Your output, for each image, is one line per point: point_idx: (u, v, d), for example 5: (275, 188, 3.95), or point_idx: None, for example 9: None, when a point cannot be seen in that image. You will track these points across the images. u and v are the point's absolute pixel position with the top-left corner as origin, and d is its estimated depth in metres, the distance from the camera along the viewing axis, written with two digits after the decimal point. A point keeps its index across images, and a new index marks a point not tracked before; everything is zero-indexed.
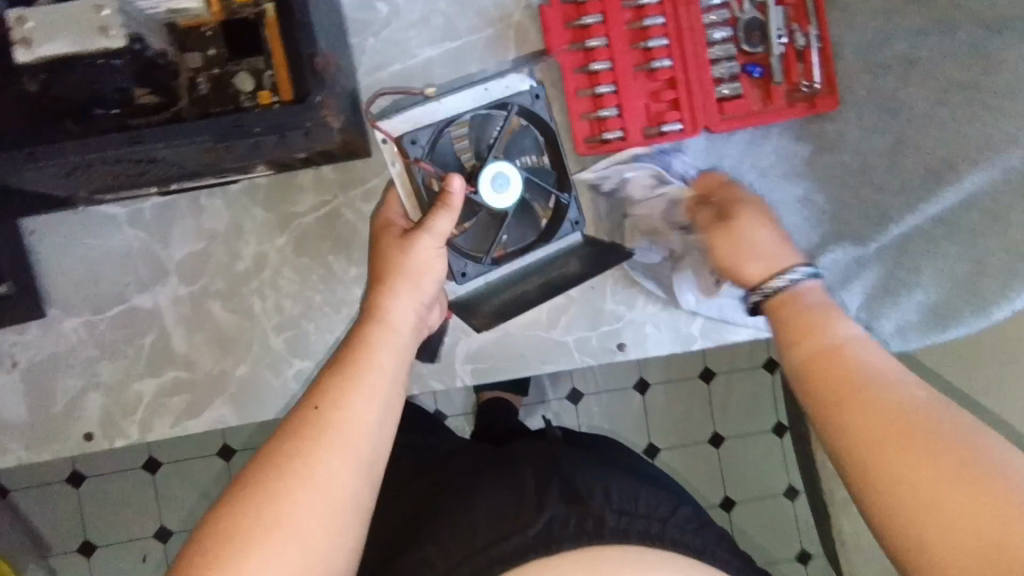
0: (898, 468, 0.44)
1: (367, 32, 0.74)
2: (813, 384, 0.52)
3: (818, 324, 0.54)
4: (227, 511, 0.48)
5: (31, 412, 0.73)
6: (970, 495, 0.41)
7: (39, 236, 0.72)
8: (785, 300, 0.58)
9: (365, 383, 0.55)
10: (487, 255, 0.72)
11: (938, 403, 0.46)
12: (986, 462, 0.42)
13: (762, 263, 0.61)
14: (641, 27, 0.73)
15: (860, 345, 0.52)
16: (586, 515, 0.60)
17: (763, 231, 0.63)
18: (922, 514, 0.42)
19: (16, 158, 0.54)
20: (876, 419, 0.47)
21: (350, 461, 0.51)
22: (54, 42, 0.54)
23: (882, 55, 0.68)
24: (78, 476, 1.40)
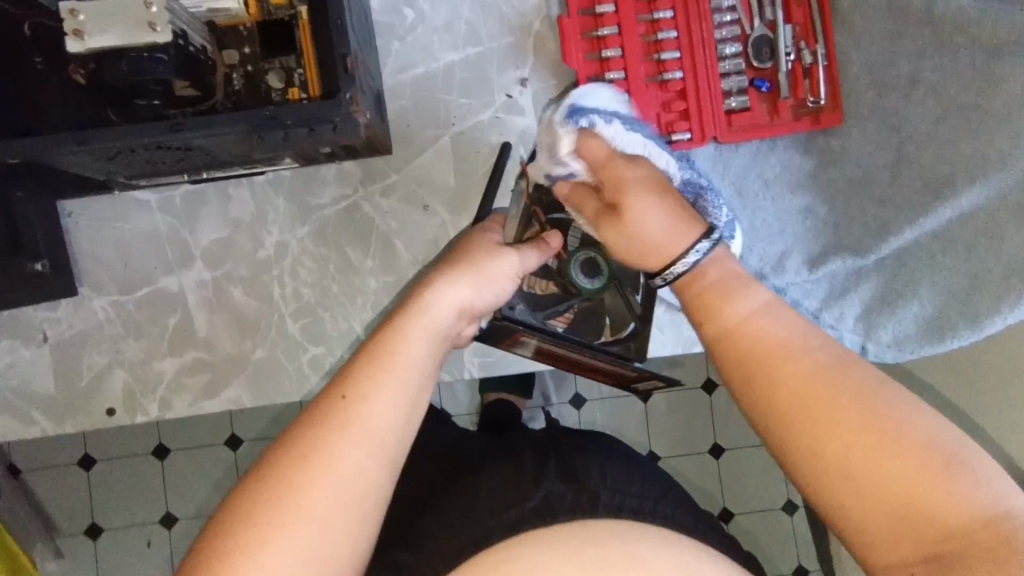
0: (836, 439, 0.44)
1: (394, 36, 0.78)
2: (735, 360, 0.50)
3: (720, 303, 0.52)
4: (250, 496, 0.50)
5: (58, 385, 0.77)
6: (880, 462, 0.43)
7: (75, 218, 0.76)
8: (694, 280, 0.55)
9: (393, 378, 0.56)
10: (540, 317, 0.75)
11: (841, 364, 0.47)
12: (894, 428, 0.43)
13: (657, 256, 0.57)
14: (654, 40, 0.77)
15: (762, 318, 0.50)
16: (582, 492, 0.64)
17: (646, 215, 0.58)
18: (865, 478, 0.43)
19: (64, 140, 0.58)
20: (789, 393, 0.47)
21: (372, 451, 0.53)
22: (106, 33, 0.58)
23: (885, 75, 0.71)
24: (89, 459, 1.44)
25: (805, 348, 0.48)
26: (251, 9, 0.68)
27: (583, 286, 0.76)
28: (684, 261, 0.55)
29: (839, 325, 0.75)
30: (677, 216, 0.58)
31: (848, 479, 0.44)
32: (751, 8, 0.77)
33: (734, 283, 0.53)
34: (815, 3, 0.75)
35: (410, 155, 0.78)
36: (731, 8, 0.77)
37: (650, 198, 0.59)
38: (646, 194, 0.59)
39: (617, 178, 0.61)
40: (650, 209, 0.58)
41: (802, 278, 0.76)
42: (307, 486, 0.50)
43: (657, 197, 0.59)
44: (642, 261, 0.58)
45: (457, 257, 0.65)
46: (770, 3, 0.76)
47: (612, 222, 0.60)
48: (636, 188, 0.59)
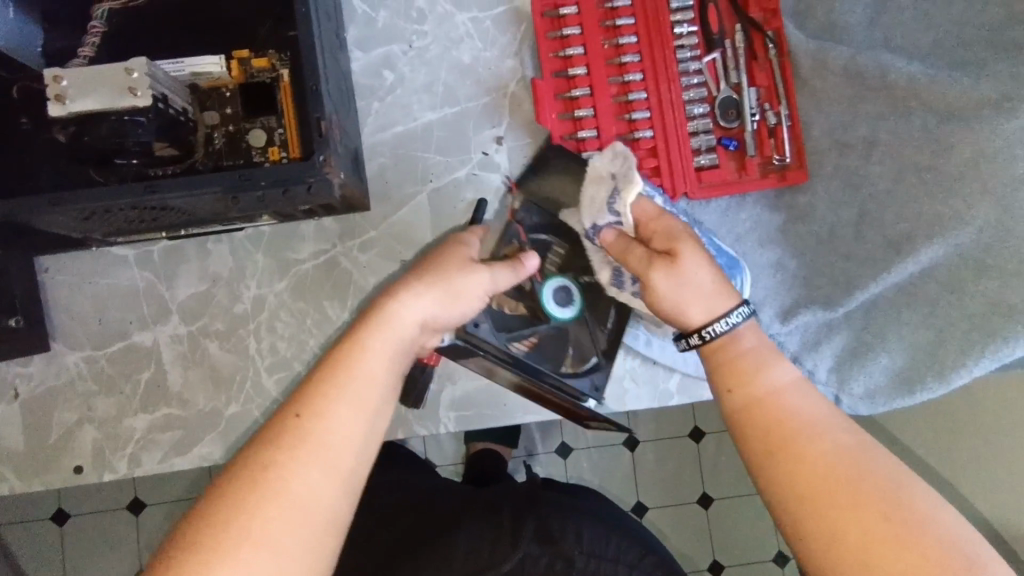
0: (868, 519, 0.49)
1: (373, 97, 0.81)
2: (765, 429, 0.55)
3: (752, 371, 0.58)
4: (196, 523, 0.49)
5: (26, 442, 0.76)
6: (892, 550, 0.48)
7: (52, 273, 0.77)
8: (721, 346, 0.60)
9: (354, 396, 0.56)
10: (504, 336, 0.76)
11: (868, 449, 0.52)
12: (909, 521, 0.48)
13: (701, 307, 0.61)
14: (626, 100, 0.80)
15: (791, 393, 0.56)
16: (556, 556, 0.76)
17: (700, 270, 0.61)
18: (884, 555, 0.48)
19: (39, 203, 0.59)
20: (812, 467, 0.52)
21: (327, 471, 0.53)
22: (88, 97, 0.59)
23: (845, 136, 0.73)
24: (62, 514, 1.40)
25: (825, 432, 0.53)
26: (233, 72, 0.72)
27: (556, 314, 0.77)
28: (725, 320, 0.60)
29: (812, 378, 0.76)
30: (722, 275, 0.62)
31: (865, 562, 0.48)
32: (716, 72, 0.81)
33: (765, 355, 0.59)
34: (776, 67, 0.78)
35: (388, 211, 0.80)
36: (698, 72, 0.81)
37: (700, 251, 0.62)
38: (697, 248, 0.62)
39: (665, 228, 0.64)
40: (703, 264, 0.61)
41: (776, 331, 0.76)
42: (265, 509, 0.50)
43: (682, 257, 0.61)
44: (682, 311, 0.62)
45: (427, 264, 0.66)
46: (734, 67, 0.80)
47: (667, 272, 0.61)
48: (686, 237, 0.63)
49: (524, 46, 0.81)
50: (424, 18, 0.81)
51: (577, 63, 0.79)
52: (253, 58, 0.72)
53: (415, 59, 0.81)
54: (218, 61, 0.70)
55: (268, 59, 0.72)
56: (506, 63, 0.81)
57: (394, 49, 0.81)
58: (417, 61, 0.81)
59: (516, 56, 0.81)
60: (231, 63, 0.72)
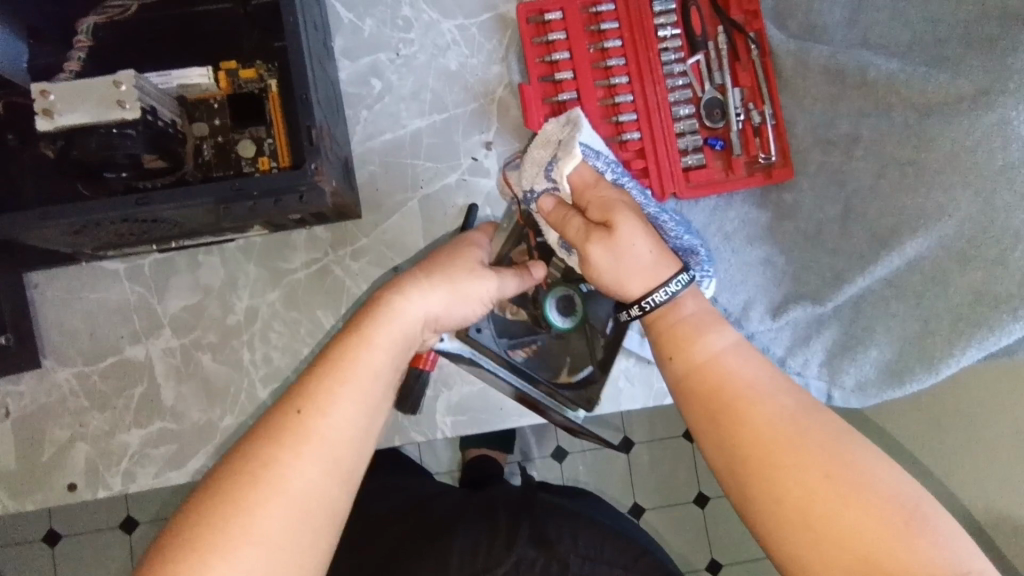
0: (811, 480, 0.49)
1: (362, 105, 0.81)
2: (705, 395, 0.55)
3: (691, 339, 0.58)
4: (190, 521, 0.50)
5: (18, 461, 0.75)
6: (834, 509, 0.48)
7: (41, 289, 0.76)
8: (661, 315, 0.61)
9: (358, 390, 0.56)
10: (501, 342, 0.80)
11: (807, 410, 0.52)
12: (848, 480, 0.49)
13: (640, 280, 0.61)
14: (612, 103, 0.81)
15: (731, 358, 0.56)
16: (552, 558, 0.78)
17: (635, 239, 0.60)
18: (825, 514, 0.48)
19: (29, 217, 0.58)
20: (753, 431, 0.52)
21: (326, 468, 0.53)
22: (76, 111, 0.59)
23: (828, 133, 0.75)
24: (53, 535, 1.38)
25: (764, 396, 0.53)
26: (221, 84, 0.73)
27: (557, 322, 0.79)
28: (665, 288, 0.60)
29: (804, 372, 0.78)
30: (661, 245, 0.61)
31: (808, 524, 0.49)
32: (700, 73, 0.82)
33: (703, 320, 0.59)
34: (759, 68, 0.80)
35: (379, 219, 0.80)
36: (683, 73, 0.82)
37: (637, 222, 0.61)
38: (633, 217, 0.61)
39: (600, 198, 0.64)
40: (639, 234, 0.61)
41: (766, 327, 0.78)
42: (264, 505, 0.50)
43: (618, 227, 0.61)
44: (622, 283, 0.61)
45: (430, 259, 0.66)
46: (717, 68, 0.81)
47: (603, 243, 0.61)
48: (622, 207, 0.62)
49: (510, 52, 0.82)
50: (410, 27, 0.81)
51: (564, 68, 0.81)
52: (240, 68, 0.73)
53: (402, 67, 0.82)
54: (206, 72, 0.70)
55: (255, 70, 0.73)
56: (493, 69, 0.82)
57: (382, 57, 0.81)
58: (404, 69, 0.82)
59: (502, 61, 0.82)
60: (218, 74, 0.72)
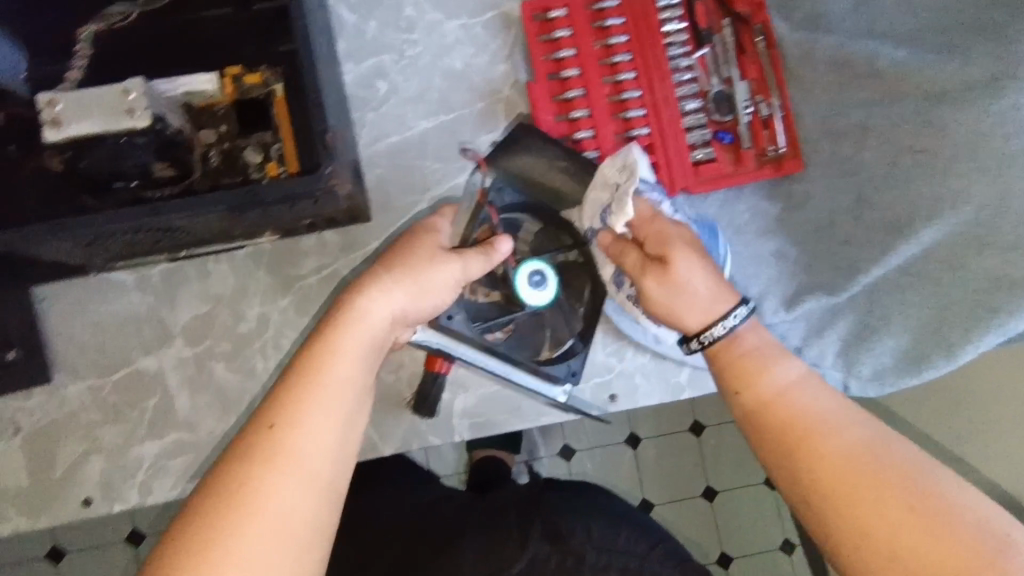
0: (888, 509, 0.52)
1: (367, 108, 0.80)
2: (776, 432, 0.59)
3: (759, 375, 0.62)
4: (172, 548, 0.50)
5: (31, 478, 0.74)
6: (916, 534, 0.50)
7: (49, 303, 0.75)
8: (723, 350, 0.65)
9: (327, 399, 0.57)
10: (477, 325, 0.76)
11: (880, 440, 0.55)
12: (927, 504, 0.51)
13: (697, 315, 0.65)
14: (620, 99, 0.80)
15: (798, 391, 0.60)
16: (565, 553, 0.78)
17: (694, 276, 0.65)
18: (905, 539, 0.51)
19: (40, 231, 0.57)
20: (825, 466, 0.55)
21: (303, 483, 0.54)
22: (83, 122, 0.58)
23: (837, 124, 0.75)
24: (59, 551, 1.36)
25: (834, 428, 0.56)
26: (227, 90, 0.72)
27: (532, 299, 0.75)
28: (723, 323, 0.64)
29: (820, 362, 0.78)
30: (717, 279, 0.66)
31: (889, 550, 0.51)
32: (707, 67, 0.82)
33: (771, 356, 0.63)
34: (766, 60, 0.80)
35: (389, 221, 0.79)
36: (688, 68, 0.82)
37: (692, 258, 0.66)
38: (691, 255, 0.66)
39: (658, 232, 0.67)
40: (694, 270, 0.65)
41: (781, 319, 0.78)
42: (245, 526, 0.51)
43: (674, 263, 0.65)
44: (680, 318, 0.66)
45: (393, 257, 0.65)
46: (724, 62, 0.81)
47: (659, 278, 0.66)
48: (679, 244, 0.66)
49: (515, 51, 0.82)
50: (414, 27, 0.81)
51: (570, 65, 0.80)
52: (245, 74, 0.72)
53: (407, 68, 0.81)
54: (212, 78, 0.70)
55: (260, 75, 0.72)
56: (498, 68, 0.82)
57: (386, 59, 0.81)
58: (409, 70, 0.81)
59: (508, 60, 0.82)
60: (224, 80, 0.72)
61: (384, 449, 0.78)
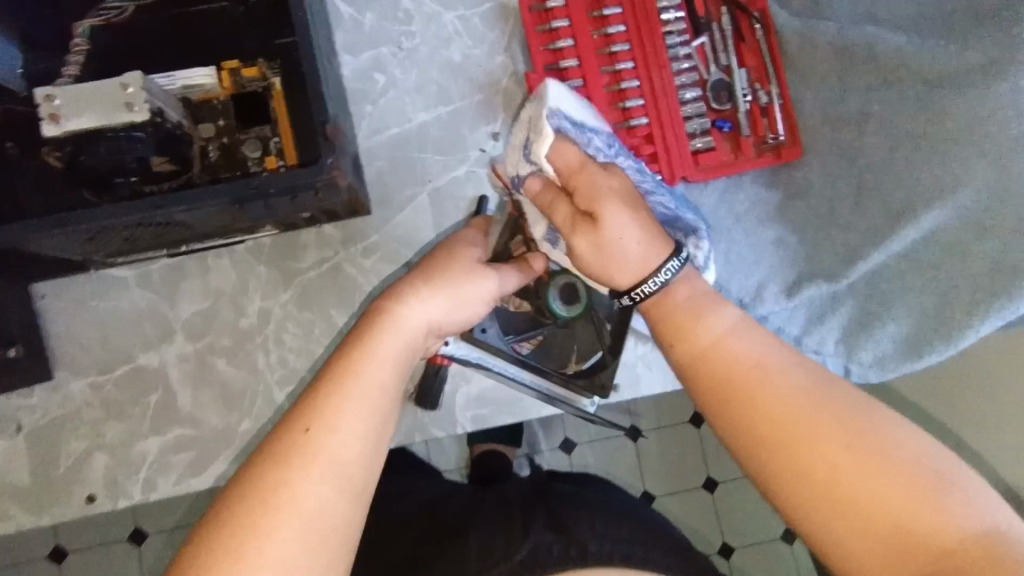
0: (832, 457, 0.49)
1: (366, 100, 0.80)
2: (715, 383, 0.54)
3: (692, 328, 0.56)
4: (196, 554, 0.47)
5: (34, 476, 0.74)
6: (859, 482, 0.47)
7: (50, 299, 0.75)
8: (660, 302, 0.59)
9: (364, 403, 0.54)
10: (509, 338, 0.80)
11: (817, 384, 0.51)
12: (867, 447, 0.48)
13: (628, 272, 0.58)
14: (618, 89, 0.80)
15: (736, 338, 0.55)
16: (568, 543, 0.73)
17: (624, 228, 0.57)
18: (852, 488, 0.48)
19: (40, 225, 0.57)
20: (768, 415, 0.51)
21: (341, 488, 0.51)
22: (84, 115, 0.58)
23: (836, 111, 0.75)
24: (61, 551, 1.36)
25: (774, 374, 0.52)
26: (225, 84, 0.72)
27: (559, 313, 0.80)
28: (655, 278, 0.58)
29: (821, 350, 0.78)
30: (649, 232, 0.58)
31: (835, 499, 0.48)
32: (706, 55, 0.82)
33: (702, 303, 0.57)
34: (765, 48, 0.80)
35: (389, 214, 0.79)
36: (688, 56, 0.82)
37: (625, 211, 0.57)
38: (622, 207, 0.58)
39: (588, 186, 0.59)
40: (626, 225, 0.57)
41: (781, 307, 0.78)
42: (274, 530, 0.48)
43: (604, 217, 0.57)
44: (610, 276, 0.59)
45: (428, 268, 0.63)
46: (723, 50, 0.81)
47: (590, 237, 0.58)
48: (611, 199, 0.58)
49: (513, 42, 0.81)
50: (411, 19, 0.81)
51: (568, 55, 0.80)
52: (242, 67, 0.71)
53: (405, 61, 0.81)
54: (210, 72, 0.70)
55: (258, 68, 0.72)
56: (497, 59, 0.81)
57: (384, 51, 0.80)
58: (407, 62, 0.81)
59: (506, 51, 0.81)
60: (222, 74, 0.71)
61: (386, 442, 0.78)
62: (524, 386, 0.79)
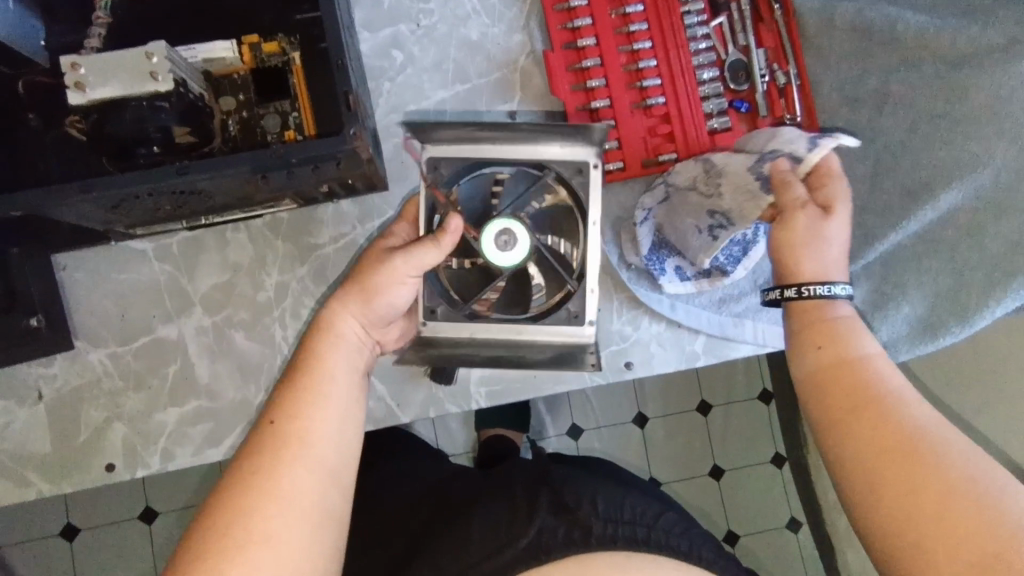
0: (943, 483, 0.46)
1: (384, 77, 0.80)
2: (840, 389, 0.55)
3: (839, 337, 0.57)
4: (192, 543, 0.52)
5: (54, 445, 0.74)
6: (972, 512, 0.45)
7: (70, 271, 0.75)
8: (813, 307, 0.59)
9: (327, 395, 0.60)
10: (462, 303, 0.71)
11: (948, 427, 0.50)
12: (989, 485, 0.46)
13: (815, 264, 0.60)
14: (636, 69, 0.80)
15: (879, 362, 0.55)
16: (574, 525, 0.72)
17: (839, 236, 0.60)
18: (959, 515, 0.45)
19: (66, 190, 0.57)
20: (892, 428, 0.50)
21: (316, 470, 0.57)
22: (105, 85, 0.59)
23: (857, 91, 0.74)
24: (72, 528, 1.38)
25: (906, 400, 0.52)
26: (245, 58, 0.72)
27: (502, 264, 0.66)
28: (827, 287, 0.59)
29: None
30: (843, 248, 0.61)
31: (941, 522, 0.45)
32: (724, 36, 0.81)
33: (851, 327, 0.58)
34: (783, 27, 0.79)
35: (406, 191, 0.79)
36: (706, 37, 0.81)
37: (847, 224, 0.61)
38: (848, 219, 0.61)
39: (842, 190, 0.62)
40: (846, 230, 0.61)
41: None
42: (264, 511, 0.53)
43: (837, 219, 0.61)
44: (791, 264, 0.60)
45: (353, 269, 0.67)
46: (741, 30, 0.80)
47: (818, 219, 0.60)
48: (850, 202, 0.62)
49: (532, 21, 0.81)
50: None
51: (586, 34, 0.80)
52: (263, 42, 0.72)
53: (423, 38, 0.81)
54: (230, 46, 0.69)
55: (278, 44, 0.72)
56: (515, 38, 0.81)
57: (402, 29, 0.81)
58: (425, 40, 0.81)
59: (524, 30, 0.82)
60: (243, 48, 0.72)
61: (401, 417, 0.79)
62: (513, 329, 0.71)
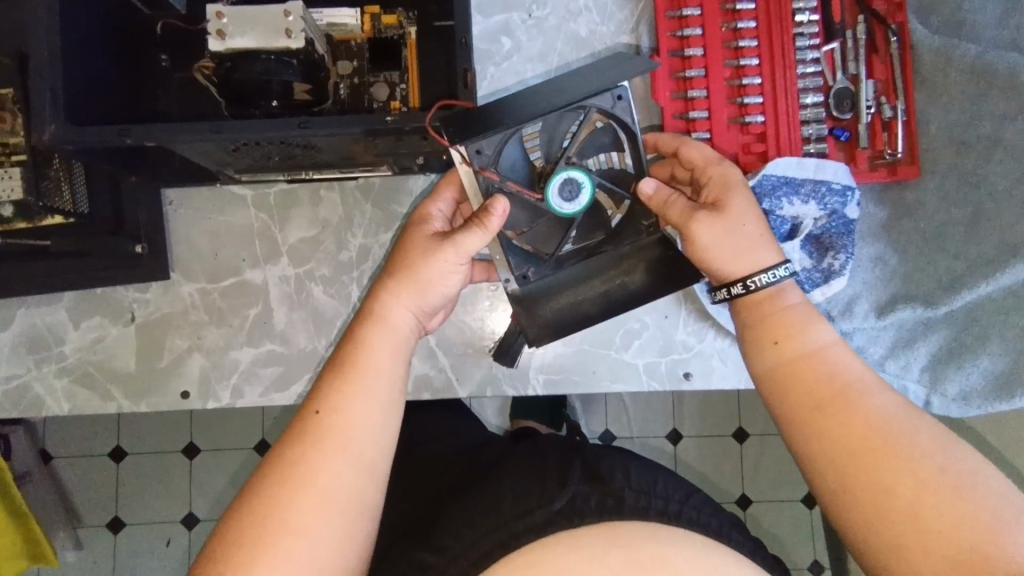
0: (907, 480, 0.52)
1: (490, 61, 0.82)
2: (802, 387, 0.60)
3: (801, 330, 0.62)
4: (237, 522, 0.56)
5: (137, 365, 0.80)
6: (939, 502, 0.51)
7: (176, 206, 0.80)
8: (756, 305, 0.65)
9: (368, 386, 0.63)
10: (546, 257, 0.73)
11: (903, 413, 0.56)
12: (950, 475, 0.51)
13: (742, 262, 0.66)
14: (739, 84, 0.79)
15: (832, 352, 0.60)
16: (607, 494, 0.67)
17: (747, 223, 0.67)
18: (928, 510, 0.51)
19: (195, 129, 0.61)
20: (855, 423, 0.56)
21: (355, 459, 0.59)
22: (245, 36, 0.63)
23: (965, 135, 0.73)
24: (121, 452, 1.45)
25: (868, 391, 0.57)
26: (365, 27, 0.74)
27: (574, 213, 0.68)
28: (771, 272, 0.64)
29: (904, 374, 0.77)
30: (766, 235, 0.67)
31: (916, 516, 0.51)
32: (834, 62, 0.80)
33: (805, 316, 0.63)
34: (898, 60, 0.78)
35: None
36: (815, 61, 0.80)
37: (749, 208, 0.67)
38: (748, 204, 0.68)
39: (720, 178, 0.70)
40: (749, 214, 0.67)
41: (870, 324, 0.76)
42: (306, 496, 0.56)
43: (732, 207, 0.67)
44: (722, 263, 0.67)
45: (391, 263, 0.69)
46: (853, 58, 0.79)
47: (718, 215, 0.66)
48: (739, 191, 0.68)
49: (641, 24, 0.82)
50: None
51: (694, 44, 0.80)
52: (383, 14, 0.74)
53: (533, 29, 0.82)
54: (354, 13, 0.72)
55: (397, 17, 0.75)
56: (622, 39, 0.82)
57: (514, 17, 0.82)
58: (535, 30, 0.82)
59: (633, 32, 0.82)
60: (364, 17, 0.74)
61: (458, 391, 0.81)
62: (614, 258, 0.74)
